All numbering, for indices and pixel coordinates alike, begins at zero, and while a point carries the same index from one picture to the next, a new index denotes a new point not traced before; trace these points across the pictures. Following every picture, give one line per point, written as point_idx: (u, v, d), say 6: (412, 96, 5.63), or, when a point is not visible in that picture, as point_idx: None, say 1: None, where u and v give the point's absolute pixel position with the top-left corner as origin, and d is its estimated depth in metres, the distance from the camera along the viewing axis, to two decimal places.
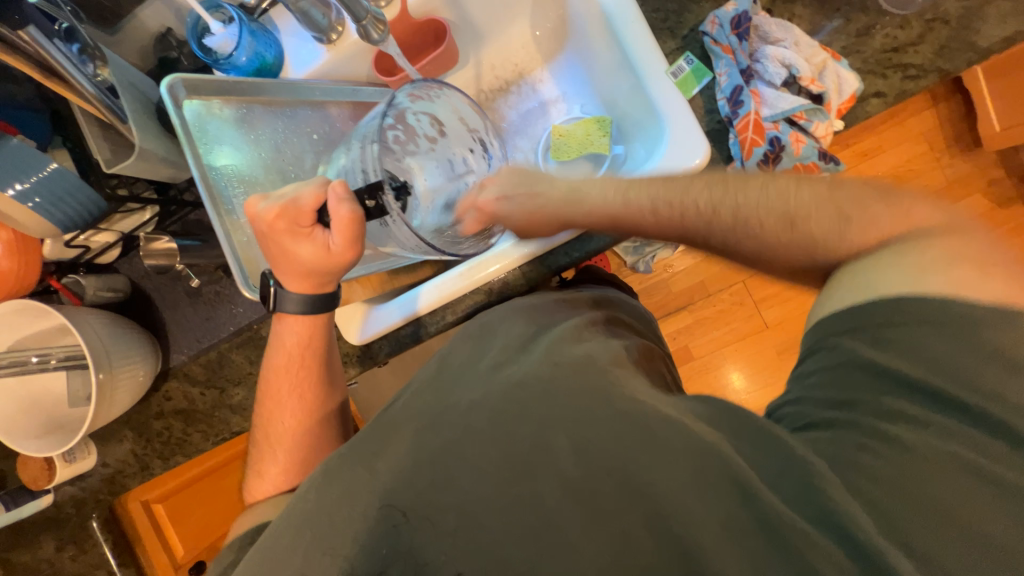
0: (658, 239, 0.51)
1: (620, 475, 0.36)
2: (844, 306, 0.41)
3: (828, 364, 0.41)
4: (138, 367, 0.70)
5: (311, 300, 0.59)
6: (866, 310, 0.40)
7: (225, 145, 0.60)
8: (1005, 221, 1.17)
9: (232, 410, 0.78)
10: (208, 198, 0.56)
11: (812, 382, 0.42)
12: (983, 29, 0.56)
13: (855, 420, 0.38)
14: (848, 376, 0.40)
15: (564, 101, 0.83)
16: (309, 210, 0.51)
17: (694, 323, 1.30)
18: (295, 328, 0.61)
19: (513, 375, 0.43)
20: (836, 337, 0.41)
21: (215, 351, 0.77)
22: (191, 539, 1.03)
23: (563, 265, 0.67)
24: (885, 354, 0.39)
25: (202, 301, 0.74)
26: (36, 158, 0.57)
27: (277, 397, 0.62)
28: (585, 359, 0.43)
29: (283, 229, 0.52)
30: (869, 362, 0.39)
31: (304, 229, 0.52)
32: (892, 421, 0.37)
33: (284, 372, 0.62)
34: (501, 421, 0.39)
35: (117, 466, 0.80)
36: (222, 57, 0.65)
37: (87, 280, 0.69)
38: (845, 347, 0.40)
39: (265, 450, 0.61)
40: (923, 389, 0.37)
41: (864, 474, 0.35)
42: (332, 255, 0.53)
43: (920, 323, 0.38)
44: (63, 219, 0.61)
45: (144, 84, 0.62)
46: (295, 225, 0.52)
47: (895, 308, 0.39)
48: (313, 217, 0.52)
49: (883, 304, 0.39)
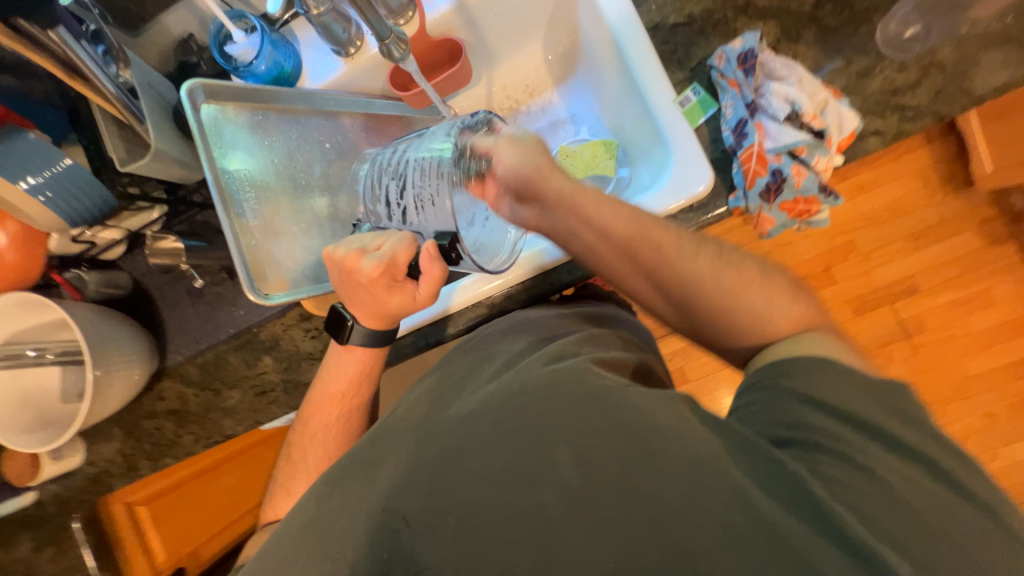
0: (657, 238, 0.44)
1: (625, 494, 0.36)
2: (780, 355, 0.41)
3: (762, 403, 0.40)
4: (133, 366, 0.70)
5: (377, 335, 0.58)
6: (795, 356, 0.40)
7: (240, 150, 0.61)
8: (997, 259, 1.20)
9: (226, 412, 0.77)
10: (220, 201, 0.57)
11: (750, 412, 0.40)
12: (977, 77, 0.58)
13: (813, 435, 0.37)
14: (772, 418, 0.39)
15: (572, 123, 0.85)
16: (403, 266, 0.52)
17: (690, 345, 1.31)
18: (360, 359, 0.60)
19: (514, 386, 0.43)
20: (772, 379, 0.40)
21: (212, 353, 0.76)
22: (174, 543, 1.02)
23: (565, 282, 0.67)
24: (823, 388, 0.38)
25: (203, 301, 0.74)
26: (52, 152, 0.58)
27: (330, 415, 0.61)
28: (584, 370, 0.43)
29: (381, 283, 0.52)
30: (796, 398, 0.38)
31: (398, 283, 0.53)
32: (838, 441, 0.36)
33: (337, 399, 0.61)
34: (507, 434, 0.40)
35: (102, 466, 0.79)
36: (242, 64, 0.67)
37: (89, 275, 0.70)
38: (783, 383, 0.40)
39: (297, 469, 0.61)
40: (864, 429, 0.36)
41: (844, 488, 0.34)
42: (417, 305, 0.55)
43: (843, 369, 0.38)
44: (73, 214, 0.62)
45: (163, 86, 0.63)
46: (393, 279, 0.52)
47: (815, 358, 0.40)
48: (406, 272, 0.53)
49: (798, 357, 0.40)
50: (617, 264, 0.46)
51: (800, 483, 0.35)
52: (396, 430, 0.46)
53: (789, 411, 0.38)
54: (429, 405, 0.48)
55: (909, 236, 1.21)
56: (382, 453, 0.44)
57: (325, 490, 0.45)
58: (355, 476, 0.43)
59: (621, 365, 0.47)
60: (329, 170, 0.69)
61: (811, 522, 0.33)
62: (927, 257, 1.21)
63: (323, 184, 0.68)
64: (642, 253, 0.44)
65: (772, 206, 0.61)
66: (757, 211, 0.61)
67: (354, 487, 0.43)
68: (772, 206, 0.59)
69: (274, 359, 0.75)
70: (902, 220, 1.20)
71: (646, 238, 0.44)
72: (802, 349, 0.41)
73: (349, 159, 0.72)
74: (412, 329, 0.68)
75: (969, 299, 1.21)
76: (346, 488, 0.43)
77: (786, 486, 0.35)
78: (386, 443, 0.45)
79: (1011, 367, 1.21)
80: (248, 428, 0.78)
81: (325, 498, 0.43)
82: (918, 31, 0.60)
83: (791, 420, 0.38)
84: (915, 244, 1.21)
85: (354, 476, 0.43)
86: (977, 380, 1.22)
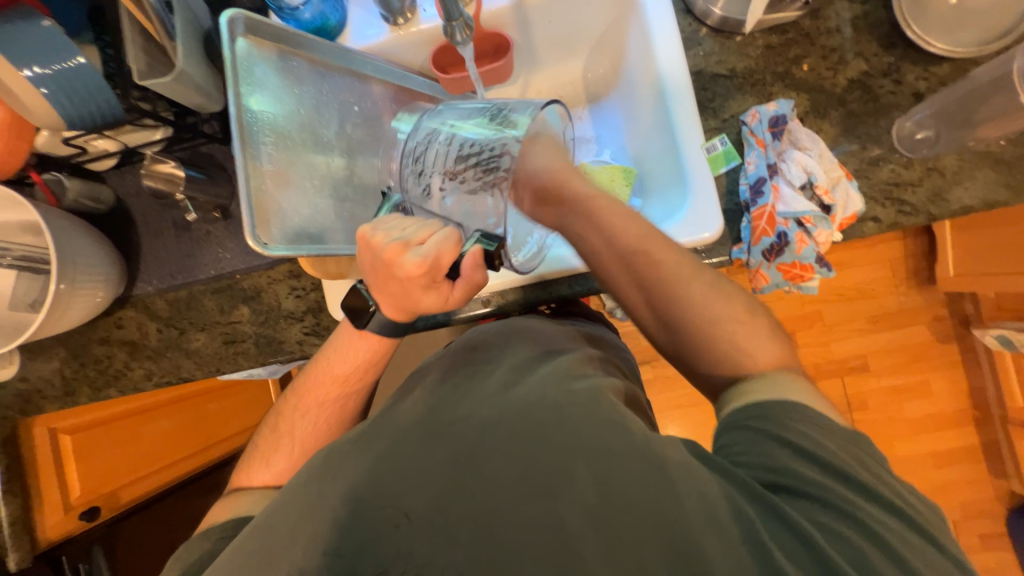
0: (649, 254, 0.52)
1: (621, 522, 0.37)
2: (753, 397, 0.45)
3: (742, 448, 0.43)
4: (98, 288, 0.65)
5: (391, 325, 0.56)
6: (761, 404, 0.44)
7: (266, 91, 0.60)
8: (941, 354, 1.30)
9: (187, 354, 0.73)
10: (238, 137, 0.56)
11: (735, 454, 0.43)
12: (968, 188, 0.63)
13: (793, 484, 0.40)
14: (747, 466, 0.42)
15: (596, 143, 0.86)
16: (447, 267, 0.48)
17: (651, 379, 1.45)
18: (371, 345, 0.58)
19: (529, 397, 0.45)
20: (745, 427, 0.44)
21: (186, 291, 0.73)
22: (93, 480, 0.92)
23: (563, 295, 0.68)
24: (801, 432, 0.42)
25: (189, 236, 0.71)
26: (67, 49, 0.53)
27: (319, 390, 0.60)
28: (598, 394, 0.45)
29: (416, 281, 0.49)
30: (769, 446, 0.42)
31: (435, 285, 0.50)
32: (820, 487, 0.39)
33: (338, 381, 0.60)
34: (512, 444, 0.41)
35: (37, 384, 0.74)
36: (287, 6, 0.65)
37: (70, 183, 0.65)
38: (755, 430, 0.43)
39: (280, 442, 0.59)
40: (846, 476, 0.40)
41: (837, 537, 0.37)
42: (446, 307, 0.53)
43: (801, 413, 0.43)
44: (73, 115, 0.57)
45: (199, 8, 0.60)
46: (433, 282, 0.49)
47: (778, 406, 0.43)
48: (446, 274, 0.49)
49: (761, 405, 0.44)
50: (611, 274, 0.54)
51: (799, 529, 0.37)
52: (403, 416, 0.47)
53: (761, 459, 0.42)
54: (432, 398, 0.48)
55: (870, 318, 1.29)
56: (382, 442, 0.44)
57: (322, 474, 0.44)
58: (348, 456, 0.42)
59: (616, 390, 0.49)
60: (351, 133, 0.67)
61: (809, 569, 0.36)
62: (881, 340, 1.30)
63: (342, 146, 0.66)
64: (633, 265, 0.52)
65: (770, 265, 0.64)
66: (756, 266, 0.65)
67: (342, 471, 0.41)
68: (770, 265, 0.63)
69: (252, 312, 0.73)
70: (866, 302, 1.29)
71: (638, 254, 0.52)
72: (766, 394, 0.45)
73: (373, 126, 0.70)
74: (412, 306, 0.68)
75: (911, 387, 1.31)
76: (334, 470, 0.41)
77: (785, 529, 0.37)
78: (393, 431, 0.45)
79: (936, 456, 1.31)
80: (208, 375, 0.75)
81: (325, 484, 0.42)
82: (928, 136, 0.64)
83: (771, 468, 0.41)
84: (874, 327, 1.30)
85: (355, 460, 0.43)
86: (904, 463, 1.31)
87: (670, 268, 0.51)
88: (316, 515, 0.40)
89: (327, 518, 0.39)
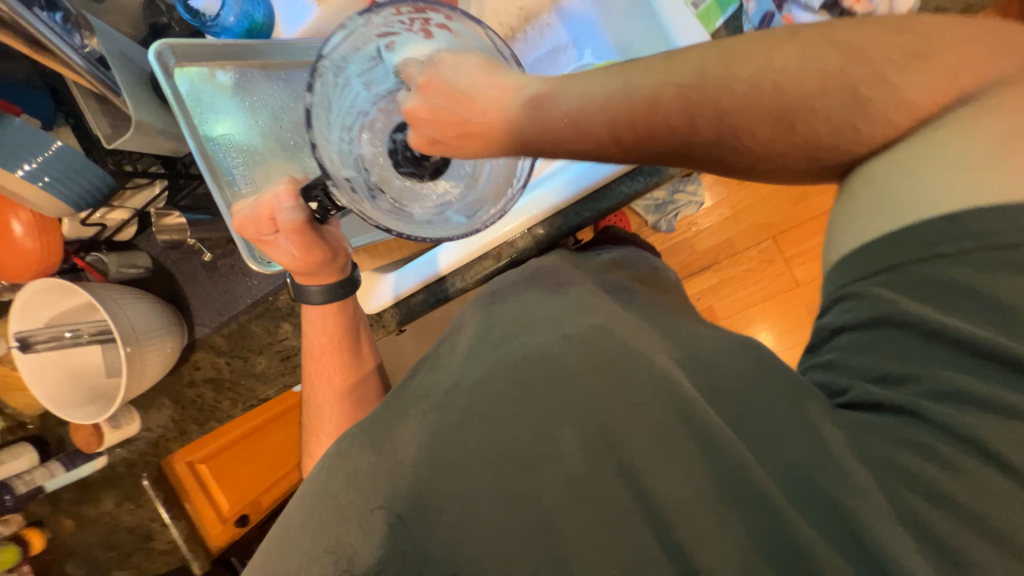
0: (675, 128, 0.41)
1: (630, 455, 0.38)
2: (860, 249, 0.42)
3: (846, 303, 0.42)
4: (165, 339, 0.72)
5: (329, 290, 0.62)
6: (875, 252, 0.41)
7: (221, 114, 0.60)
8: None
9: (257, 378, 0.80)
10: (208, 170, 0.58)
11: (849, 341, 0.43)
12: None
13: (888, 394, 0.39)
14: (853, 355, 0.42)
15: (574, 48, 0.77)
16: (265, 216, 0.55)
17: (718, 283, 1.43)
18: (311, 319, 0.64)
19: (516, 352, 0.44)
20: (846, 285, 0.43)
21: (236, 323, 0.78)
22: (235, 495, 1.12)
23: (578, 224, 0.69)
24: (935, 309, 0.38)
25: (218, 274, 0.76)
26: (40, 138, 0.57)
27: (318, 378, 0.64)
28: (606, 335, 0.44)
29: (251, 238, 0.56)
30: (869, 325, 0.41)
31: (268, 238, 0.56)
32: (931, 403, 0.38)
33: (311, 358, 0.64)
34: (514, 407, 0.40)
35: (159, 431, 0.84)
36: (209, 18, 0.63)
37: (109, 257, 0.72)
38: (871, 299, 0.41)
39: (312, 432, 0.63)
40: (970, 364, 0.37)
41: (900, 470, 0.37)
42: (297, 258, 0.57)
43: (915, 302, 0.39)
44: (73, 198, 0.61)
45: (135, 54, 0.60)
46: (258, 233, 0.55)
47: (893, 251, 0.40)
48: (271, 224, 0.55)
49: (869, 255, 0.41)
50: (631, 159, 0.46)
51: (813, 457, 0.39)
52: (408, 393, 0.47)
53: (870, 347, 0.41)
54: (442, 371, 0.47)
55: None
56: (388, 423, 0.44)
57: (330, 462, 0.43)
58: (358, 449, 0.42)
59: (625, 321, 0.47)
60: None
61: (802, 496, 0.38)
62: None
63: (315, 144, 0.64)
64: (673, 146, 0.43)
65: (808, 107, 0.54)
66: None
67: (360, 465, 0.41)
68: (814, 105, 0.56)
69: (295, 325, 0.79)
70: None
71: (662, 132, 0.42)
72: (873, 219, 0.41)
73: None
74: (427, 283, 0.71)
75: None
76: (348, 463, 0.42)
77: (791, 451, 0.40)
78: (406, 407, 0.45)
79: None
80: (279, 390, 0.82)
81: (332, 470, 0.42)
82: None
83: (880, 360, 0.40)
84: None
85: (360, 447, 0.42)
86: None
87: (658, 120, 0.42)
88: (322, 506, 0.40)
89: (336, 511, 0.40)
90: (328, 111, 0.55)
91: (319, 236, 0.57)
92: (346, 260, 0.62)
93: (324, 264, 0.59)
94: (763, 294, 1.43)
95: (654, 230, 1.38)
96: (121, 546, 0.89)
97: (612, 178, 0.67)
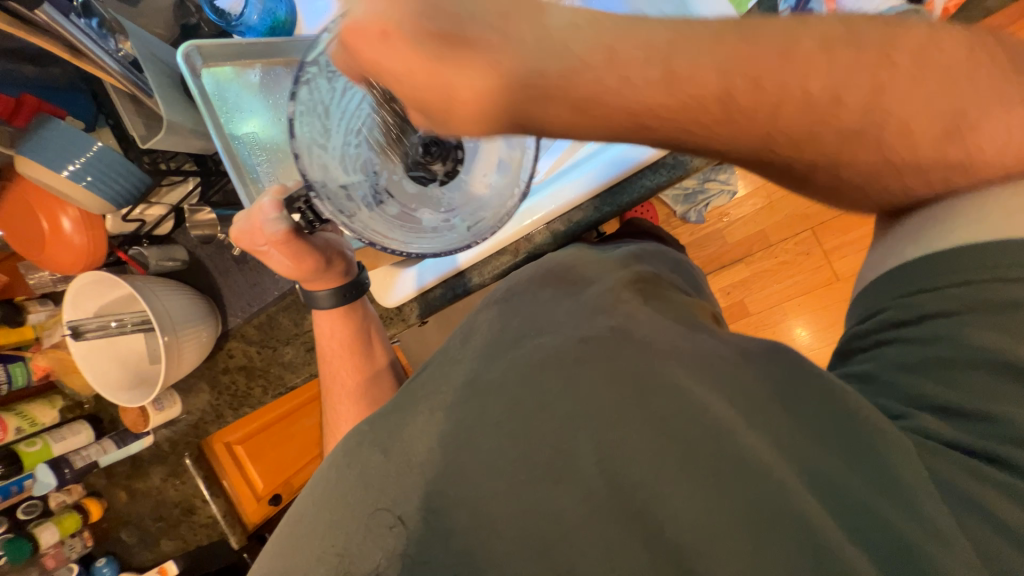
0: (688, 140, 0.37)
1: (648, 463, 0.37)
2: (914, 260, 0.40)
3: (894, 316, 0.41)
4: (199, 329, 0.76)
5: (338, 293, 0.64)
6: (933, 267, 0.39)
7: (247, 112, 0.62)
8: None
9: (285, 367, 0.84)
10: (233, 167, 0.60)
11: (893, 359, 0.41)
12: None
13: (942, 430, 0.37)
14: (900, 373, 0.40)
15: None
16: (254, 231, 0.56)
17: (751, 276, 1.37)
18: (325, 318, 0.65)
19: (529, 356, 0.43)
20: (896, 299, 0.41)
21: (265, 314, 0.82)
22: (268, 476, 1.18)
23: (595, 221, 0.68)
24: (990, 331, 0.37)
25: (248, 267, 0.80)
26: (82, 139, 0.60)
27: (335, 379, 0.67)
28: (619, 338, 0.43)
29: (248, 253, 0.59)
30: (924, 343, 0.39)
31: (263, 249, 0.58)
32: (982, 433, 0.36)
33: (331, 356, 0.67)
34: (522, 410, 0.40)
35: (198, 414, 0.88)
36: (234, 18, 0.65)
37: (149, 251, 0.75)
38: (932, 318, 0.39)
39: (333, 427, 0.67)
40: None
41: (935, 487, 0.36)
42: (293, 269, 0.60)
43: (972, 326, 0.37)
44: (114, 195, 0.65)
45: (166, 55, 0.62)
46: (254, 245, 0.57)
47: (956, 266, 0.38)
48: (263, 238, 0.57)
49: (925, 266, 0.39)
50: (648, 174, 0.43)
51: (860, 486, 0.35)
52: (419, 391, 0.47)
53: (924, 366, 0.39)
54: (459, 368, 0.48)
55: None
56: (399, 421, 0.45)
57: (340, 460, 0.44)
58: (371, 447, 0.43)
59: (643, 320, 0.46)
60: None
61: (840, 514, 0.35)
62: None
63: None
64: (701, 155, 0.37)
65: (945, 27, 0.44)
66: None
67: (370, 463, 0.42)
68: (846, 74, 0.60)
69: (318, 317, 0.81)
70: None
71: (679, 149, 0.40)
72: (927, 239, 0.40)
73: None
74: (444, 277, 0.71)
75: None
76: (360, 460, 0.43)
77: (822, 466, 0.36)
78: (419, 405, 0.46)
79: None
80: (306, 379, 0.85)
81: (340, 469, 0.43)
82: None
83: (939, 385, 0.38)
84: None
85: (372, 445, 0.43)
86: None
87: (737, 81, 0.32)
88: (331, 504, 0.41)
89: (343, 509, 0.40)
90: (325, 118, 0.55)
91: (310, 246, 0.59)
92: (341, 263, 0.64)
93: (320, 270, 0.61)
94: (799, 288, 1.36)
95: (683, 220, 1.33)
96: (168, 517, 0.95)
97: (632, 171, 0.65)
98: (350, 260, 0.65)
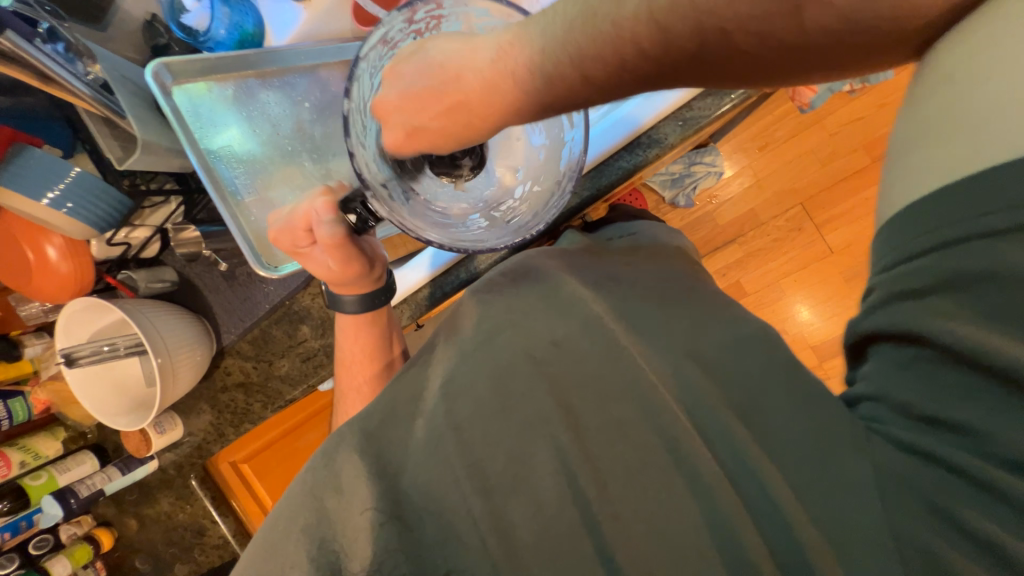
0: None
1: None
2: None
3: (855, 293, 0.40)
4: (194, 347, 0.76)
5: (365, 297, 0.63)
6: (906, 235, 0.34)
7: (221, 126, 0.62)
8: None
9: (283, 380, 0.83)
10: (211, 182, 0.60)
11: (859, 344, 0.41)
12: None
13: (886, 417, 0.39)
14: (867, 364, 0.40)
15: None
16: (300, 230, 0.57)
17: (745, 256, 1.36)
18: (342, 325, 0.66)
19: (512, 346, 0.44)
20: (879, 276, 0.37)
21: (258, 328, 0.82)
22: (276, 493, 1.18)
23: (575, 208, 0.68)
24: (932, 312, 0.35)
25: (237, 282, 0.80)
26: (59, 165, 0.61)
27: (348, 383, 0.67)
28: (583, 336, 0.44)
29: (289, 252, 0.59)
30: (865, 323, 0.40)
31: (306, 250, 0.58)
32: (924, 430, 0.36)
33: (346, 363, 0.67)
34: None
35: (201, 435, 0.88)
36: (202, 35, 0.66)
37: (137, 274, 0.76)
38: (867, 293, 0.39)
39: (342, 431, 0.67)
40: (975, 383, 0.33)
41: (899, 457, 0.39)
42: (333, 270, 0.59)
43: (946, 314, 0.33)
44: (96, 220, 0.66)
45: (137, 78, 0.62)
46: (296, 246, 0.57)
47: (933, 223, 0.32)
48: (307, 236, 0.57)
49: (906, 233, 0.34)
50: None
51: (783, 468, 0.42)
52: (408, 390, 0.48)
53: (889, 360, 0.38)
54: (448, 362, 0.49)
55: None
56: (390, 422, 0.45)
57: (318, 461, 0.45)
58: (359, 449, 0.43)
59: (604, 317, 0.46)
60: (321, 132, 0.67)
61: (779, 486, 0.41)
62: None
63: (316, 149, 0.66)
64: None
65: None
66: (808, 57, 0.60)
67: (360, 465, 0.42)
68: None
69: (313, 327, 0.81)
70: None
71: None
72: None
73: (333, 113, 0.68)
74: (433, 275, 0.71)
75: None
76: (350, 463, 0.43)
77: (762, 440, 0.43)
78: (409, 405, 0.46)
79: None
80: (304, 391, 0.85)
81: (326, 472, 0.43)
82: None
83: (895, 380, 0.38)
84: None
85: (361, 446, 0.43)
86: None
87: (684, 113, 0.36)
88: (310, 506, 0.43)
89: (318, 513, 0.42)
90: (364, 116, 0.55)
91: (357, 247, 0.59)
92: (380, 268, 0.63)
93: (361, 272, 0.61)
94: (795, 264, 1.35)
95: (673, 206, 1.33)
96: (180, 542, 0.94)
97: (611, 152, 0.65)
98: (387, 265, 0.65)
